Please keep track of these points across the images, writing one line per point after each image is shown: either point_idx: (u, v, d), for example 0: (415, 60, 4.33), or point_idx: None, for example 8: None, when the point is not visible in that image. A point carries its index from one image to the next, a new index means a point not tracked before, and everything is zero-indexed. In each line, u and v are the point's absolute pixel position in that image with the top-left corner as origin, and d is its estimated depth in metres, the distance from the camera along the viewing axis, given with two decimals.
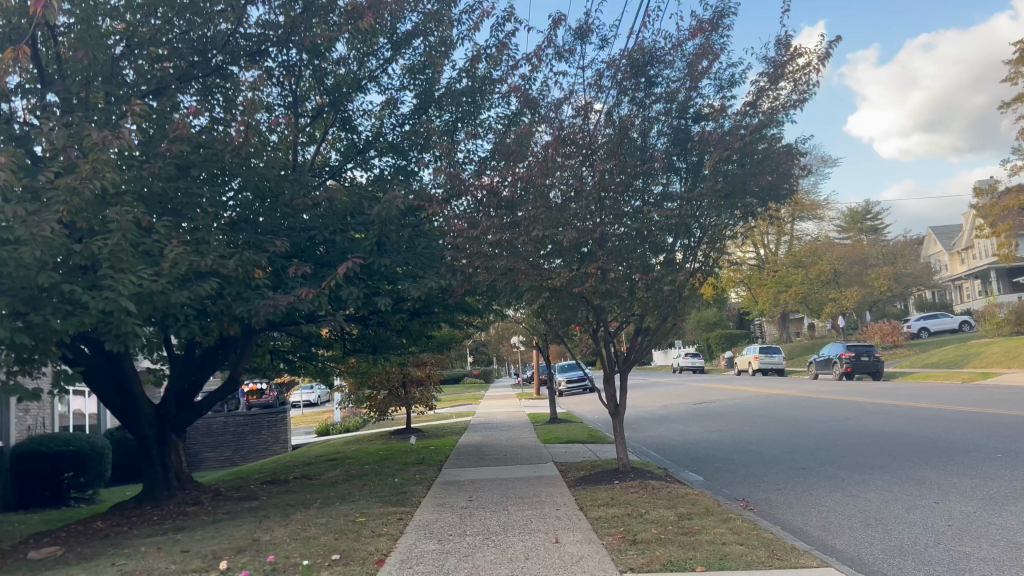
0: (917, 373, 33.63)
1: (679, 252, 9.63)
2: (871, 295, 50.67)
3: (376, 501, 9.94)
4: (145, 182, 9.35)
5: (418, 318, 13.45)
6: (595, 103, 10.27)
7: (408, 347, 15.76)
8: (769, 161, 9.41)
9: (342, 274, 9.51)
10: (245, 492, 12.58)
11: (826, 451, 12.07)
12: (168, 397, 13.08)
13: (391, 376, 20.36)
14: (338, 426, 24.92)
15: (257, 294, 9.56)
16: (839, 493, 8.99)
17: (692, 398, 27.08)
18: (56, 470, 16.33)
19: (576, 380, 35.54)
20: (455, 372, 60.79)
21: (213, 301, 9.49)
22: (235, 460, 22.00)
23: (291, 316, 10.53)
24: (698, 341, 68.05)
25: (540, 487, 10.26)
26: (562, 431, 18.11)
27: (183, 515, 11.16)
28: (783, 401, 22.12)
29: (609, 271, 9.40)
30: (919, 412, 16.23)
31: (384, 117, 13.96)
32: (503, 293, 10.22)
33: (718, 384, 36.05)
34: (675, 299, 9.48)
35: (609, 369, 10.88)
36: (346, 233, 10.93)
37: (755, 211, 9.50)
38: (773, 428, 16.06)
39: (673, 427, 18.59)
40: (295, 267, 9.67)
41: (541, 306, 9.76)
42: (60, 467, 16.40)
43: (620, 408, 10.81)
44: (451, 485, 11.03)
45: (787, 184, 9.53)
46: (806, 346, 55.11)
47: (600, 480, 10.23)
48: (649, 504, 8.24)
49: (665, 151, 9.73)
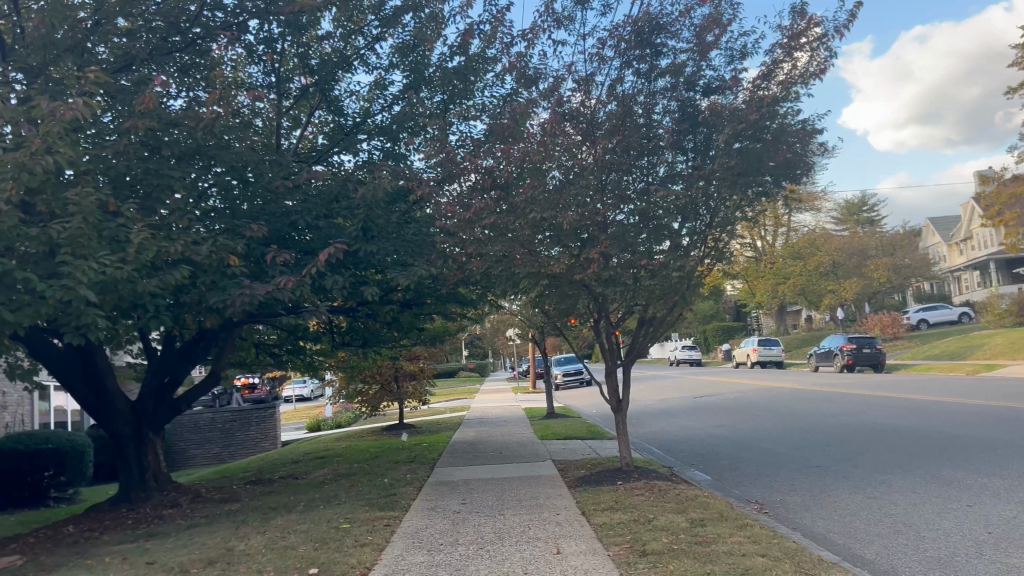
0: (919, 365, 33.09)
1: (688, 237, 8.97)
2: (870, 286, 50.17)
3: (362, 505, 9.29)
4: (112, 161, 8.67)
5: (409, 309, 12.79)
6: (596, 78, 9.61)
7: (399, 339, 15.09)
8: (786, 138, 8.74)
9: (325, 260, 8.83)
10: (226, 494, 11.91)
11: (839, 448, 11.44)
12: (146, 393, 12.39)
13: (382, 370, 19.70)
14: (329, 421, 24.28)
15: (233, 283, 8.87)
16: (860, 496, 8.36)
17: (691, 392, 26.49)
18: (34, 469, 15.68)
19: (573, 373, 34.97)
20: (449, 366, 60.34)
21: (186, 290, 8.81)
22: (222, 457, 21.31)
23: (272, 306, 9.86)
24: (695, 335, 67.61)
25: (538, 489, 9.62)
26: (560, 426, 17.48)
27: (159, 519, 10.51)
28: (787, 394, 21.51)
29: (612, 257, 8.74)
30: (931, 405, 15.60)
31: (373, 98, 13.29)
32: (498, 281, 9.55)
33: (717, 377, 35.49)
34: (684, 287, 8.82)
35: (611, 361, 10.21)
36: (331, 218, 10.25)
37: (769, 192, 8.83)
38: (780, 423, 15.43)
39: (675, 421, 17.95)
40: (274, 253, 8.99)
41: (539, 295, 9.09)
42: (37, 466, 15.73)
43: (623, 404, 10.15)
44: (444, 485, 10.40)
45: (805, 162, 8.86)
46: (805, 338, 54.59)
47: (602, 481, 9.59)
48: (658, 509, 7.62)
49: (672, 127, 9.07)
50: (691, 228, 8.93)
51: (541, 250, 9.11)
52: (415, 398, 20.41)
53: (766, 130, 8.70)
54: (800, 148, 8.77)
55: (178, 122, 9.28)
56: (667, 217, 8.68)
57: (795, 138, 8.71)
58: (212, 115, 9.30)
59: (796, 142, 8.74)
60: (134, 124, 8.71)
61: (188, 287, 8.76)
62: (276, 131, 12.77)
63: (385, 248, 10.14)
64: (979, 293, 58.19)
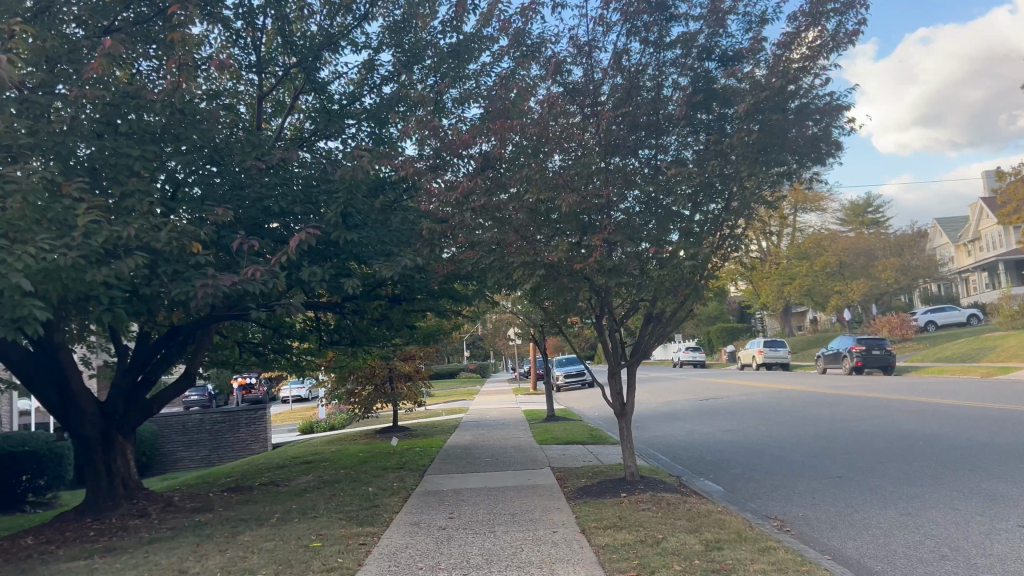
0: (930, 367, 32.16)
1: (700, 225, 8.11)
2: (877, 288, 49.20)
3: (340, 519, 8.46)
4: (61, 137, 7.85)
5: (399, 304, 11.93)
6: (600, 50, 8.78)
7: (391, 338, 14.24)
8: (811, 112, 7.91)
9: (297, 247, 7.99)
10: (200, 503, 11.06)
11: (861, 457, 10.59)
12: (116, 393, 11.53)
13: (375, 370, 18.84)
14: (322, 424, 23.46)
15: (197, 272, 8.04)
16: (893, 514, 7.51)
17: (698, 394, 25.61)
18: (8, 474, 14.87)
19: (575, 374, 34.07)
20: (449, 367, 59.49)
21: (143, 280, 7.95)
22: (210, 461, 20.47)
23: (244, 300, 9.02)
24: (699, 336, 66.71)
25: (535, 501, 8.77)
26: (561, 430, 16.60)
27: (123, 531, 9.67)
28: (798, 397, 20.61)
29: (617, 244, 7.90)
30: (955, 410, 14.69)
31: (362, 80, 12.45)
32: (492, 272, 8.70)
33: (722, 379, 34.58)
34: (697, 279, 7.98)
35: (615, 362, 9.26)
36: (311, 204, 9.44)
37: (792, 173, 7.99)
38: (793, 428, 14.55)
39: (681, 426, 17.06)
40: (243, 240, 8.15)
41: (535, 288, 8.23)
42: (11, 470, 14.92)
43: (628, 408, 9.29)
44: (432, 496, 9.57)
45: (833, 140, 8.01)
46: (810, 340, 53.62)
47: (605, 493, 8.73)
48: (668, 528, 6.77)
49: (683, 104, 8.23)
50: (704, 213, 8.10)
51: (538, 237, 8.28)
52: (410, 399, 19.58)
53: (788, 104, 7.87)
54: (828, 124, 7.93)
55: (137, 95, 8.46)
56: (678, 200, 7.85)
57: (822, 114, 7.88)
58: (174, 86, 8.48)
59: (824, 117, 7.89)
60: (84, 94, 7.89)
61: (147, 276, 7.91)
62: (258, 112, 11.89)
63: (369, 235, 9.31)
64: (988, 294, 57.17)
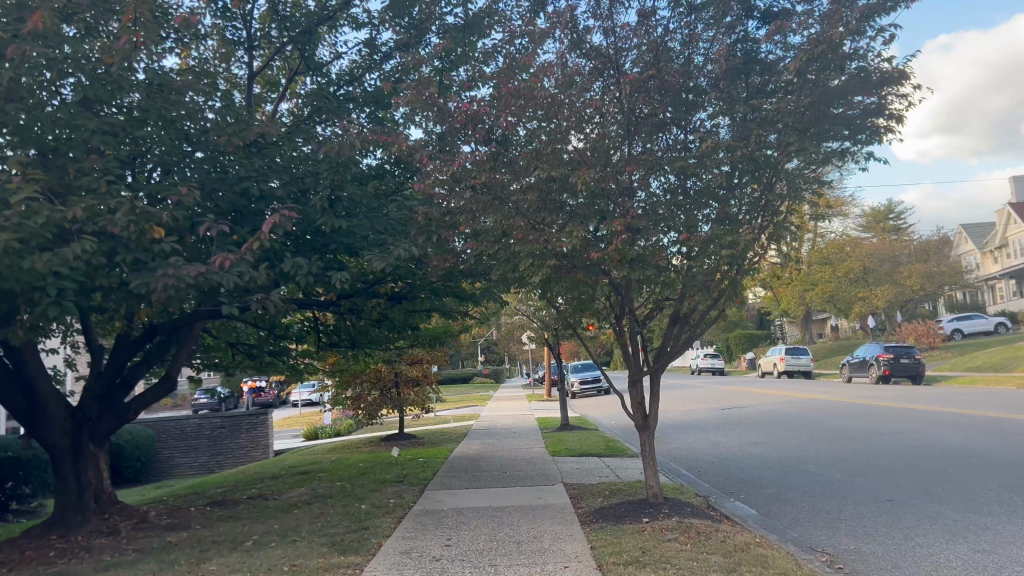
0: (962, 377, 30.75)
1: (737, 212, 7.04)
2: (903, 294, 47.69)
3: (323, 544, 7.44)
4: (5, 104, 6.95)
5: (398, 302, 10.89)
6: (623, 10, 7.73)
7: (393, 340, 13.22)
8: (868, 80, 6.81)
9: (269, 230, 7.01)
10: (177, 520, 10.08)
11: (912, 479, 9.43)
12: (89, 398, 10.57)
13: (380, 373, 17.82)
14: (327, 430, 22.46)
15: (160, 261, 7.08)
16: (963, 550, 6.38)
17: (720, 403, 24.41)
18: None
19: (591, 381, 32.96)
20: (463, 372, 58.44)
21: (99, 270, 7.02)
22: (209, 468, 19.50)
23: (220, 295, 8.05)
24: (717, 343, 65.34)
25: (543, 527, 7.70)
26: (576, 440, 15.48)
27: (85, 552, 8.69)
28: (830, 408, 19.34)
29: (642, 232, 6.85)
30: (1007, 424, 13.42)
31: (363, 60, 11.43)
32: (498, 266, 7.66)
33: (744, 387, 33.31)
34: (734, 272, 6.90)
35: (636, 368, 8.15)
36: (299, 190, 8.48)
37: (845, 151, 6.88)
38: (829, 441, 13.37)
39: (704, 437, 15.90)
40: (211, 225, 7.17)
41: (547, 283, 7.19)
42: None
43: (650, 421, 8.19)
44: (430, 517, 8.52)
45: (893, 113, 6.89)
46: (833, 349, 52.15)
47: (625, 517, 7.65)
48: (700, 567, 5.68)
49: (721, 70, 7.15)
50: (741, 198, 7.04)
51: (551, 225, 7.25)
52: (417, 405, 18.52)
53: (842, 69, 6.79)
54: (889, 92, 6.83)
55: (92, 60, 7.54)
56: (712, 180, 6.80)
57: (882, 81, 6.78)
58: (131, 46, 7.54)
59: (885, 84, 6.78)
60: (27, 54, 6.98)
61: (104, 265, 6.98)
62: (249, 94, 10.92)
63: (361, 224, 8.30)
64: (1018, 303, 55.39)
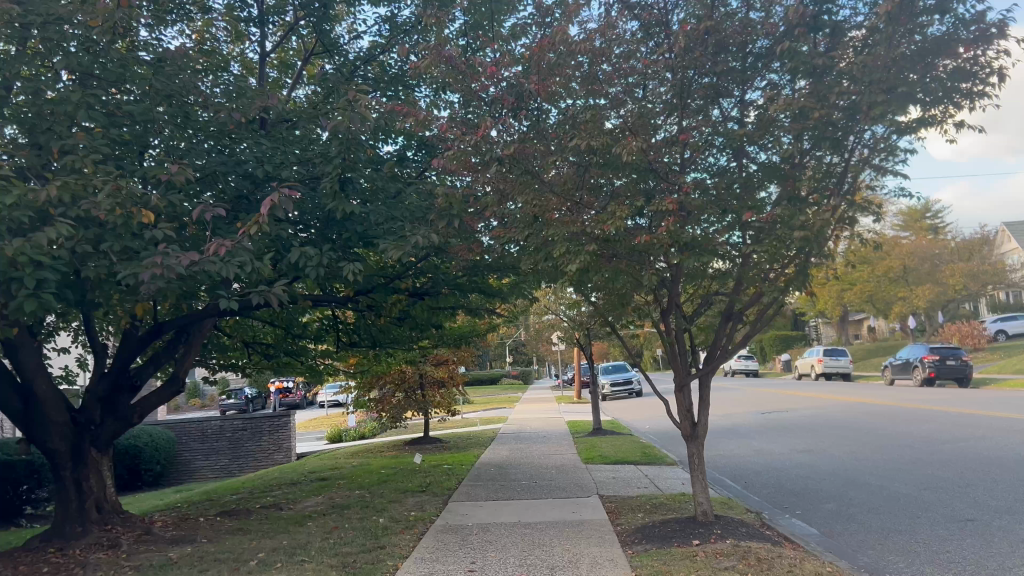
0: (1012, 380, 29.42)
1: (803, 191, 6.14)
2: (944, 294, 46.09)
3: (334, 566, 6.67)
4: None
5: (420, 297, 10.09)
6: None
7: (417, 339, 12.43)
8: (958, 36, 5.90)
9: (267, 212, 6.25)
10: (183, 532, 9.37)
11: (991, 495, 8.48)
12: (93, 401, 9.81)
13: (405, 374, 17.04)
14: (352, 432, 21.76)
15: (151, 248, 6.36)
16: None
17: (760, 407, 23.30)
18: (10, 486, 13.08)
19: (622, 384, 32.10)
20: (491, 374, 57.60)
21: (84, 259, 6.35)
22: (230, 471, 18.85)
23: (223, 289, 7.32)
24: (751, 344, 63.89)
25: (579, 549, 6.86)
26: (611, 446, 14.58)
27: (81, 568, 8.00)
28: (880, 412, 18.21)
29: (693, 215, 6.07)
30: None
31: (383, 37, 10.62)
32: (528, 255, 6.84)
33: (781, 390, 32.05)
34: (798, 261, 6.03)
35: (684, 369, 7.27)
36: (312, 173, 7.80)
37: (930, 119, 5.97)
38: (887, 449, 12.34)
39: (749, 444, 14.90)
40: (207, 209, 6.44)
41: (584, 273, 6.37)
42: (14, 481, 13.13)
43: (699, 430, 7.31)
44: (453, 535, 7.72)
45: (987, 76, 5.96)
46: (872, 350, 50.57)
47: (672, 539, 6.79)
48: None
49: (786, 29, 6.27)
50: (805, 176, 6.16)
51: (589, 209, 6.42)
52: (443, 408, 17.72)
53: (928, 25, 5.90)
54: (984, 51, 5.94)
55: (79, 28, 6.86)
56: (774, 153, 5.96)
57: (974, 37, 5.86)
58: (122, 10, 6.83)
59: (979, 42, 5.89)
60: None
61: (90, 254, 6.31)
62: (261, 77, 10.20)
63: (377, 210, 7.54)
64: None
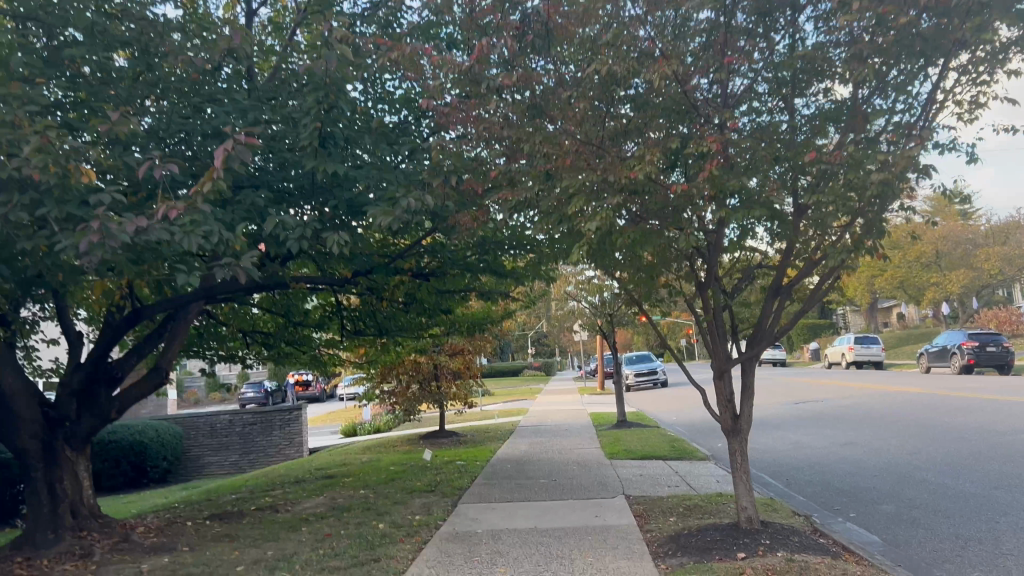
0: None
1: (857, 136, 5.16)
2: (978, 280, 44.41)
3: None
4: None
5: (425, 277, 9.11)
6: None
7: (427, 326, 11.48)
8: None
9: (219, 160, 5.33)
10: (164, 540, 8.45)
11: None
12: (67, 396, 8.81)
13: (419, 365, 16.06)
14: (366, 426, 20.86)
15: (96, 213, 5.47)
16: None
17: (793, 398, 22.12)
18: None
19: (645, 374, 30.99)
20: (513, 367, 56.61)
21: (21, 228, 5.46)
22: (240, 466, 17.74)
23: (191, 266, 6.42)
24: (778, 334, 62.39)
25: (603, 562, 5.87)
26: (637, 440, 13.54)
27: None
28: (924, 402, 16.98)
29: (729, 164, 5.13)
30: None
31: None
32: (538, 222, 5.85)
33: (811, 380, 30.74)
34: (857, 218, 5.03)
35: (723, 353, 6.22)
36: (291, 134, 6.90)
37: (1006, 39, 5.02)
38: (941, 442, 11.23)
39: (786, 437, 13.80)
40: (159, 167, 5.55)
41: (606, 237, 5.37)
42: None
43: (742, 423, 6.27)
44: (458, 545, 6.75)
45: None
46: (904, 338, 48.94)
47: (713, 551, 5.78)
48: None
49: None
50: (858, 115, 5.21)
51: (604, 166, 5.49)
52: (458, 401, 16.73)
53: None
54: None
55: None
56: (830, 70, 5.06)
57: None
58: None
59: None
60: None
61: (27, 222, 5.42)
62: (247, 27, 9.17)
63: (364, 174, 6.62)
64: None
